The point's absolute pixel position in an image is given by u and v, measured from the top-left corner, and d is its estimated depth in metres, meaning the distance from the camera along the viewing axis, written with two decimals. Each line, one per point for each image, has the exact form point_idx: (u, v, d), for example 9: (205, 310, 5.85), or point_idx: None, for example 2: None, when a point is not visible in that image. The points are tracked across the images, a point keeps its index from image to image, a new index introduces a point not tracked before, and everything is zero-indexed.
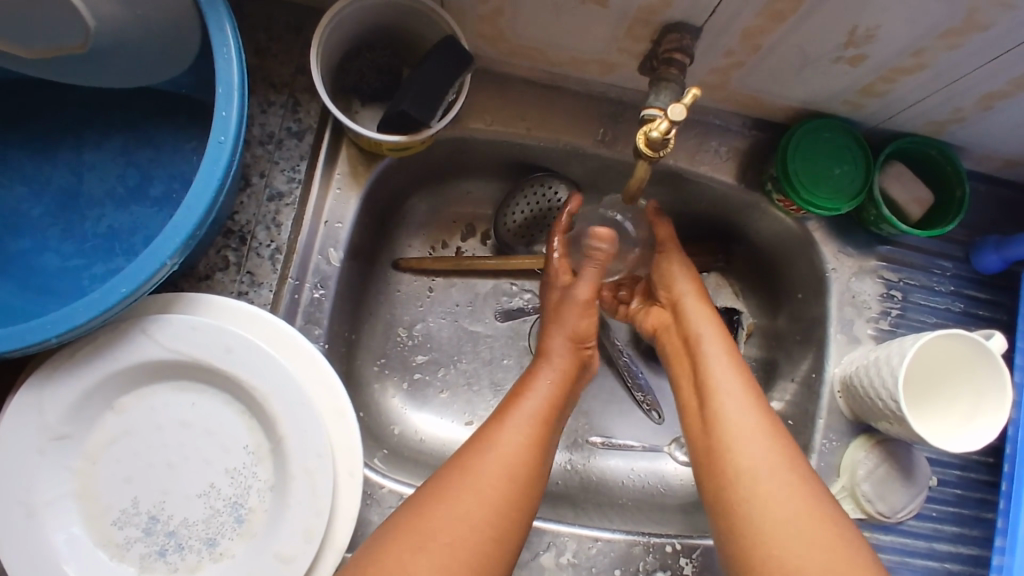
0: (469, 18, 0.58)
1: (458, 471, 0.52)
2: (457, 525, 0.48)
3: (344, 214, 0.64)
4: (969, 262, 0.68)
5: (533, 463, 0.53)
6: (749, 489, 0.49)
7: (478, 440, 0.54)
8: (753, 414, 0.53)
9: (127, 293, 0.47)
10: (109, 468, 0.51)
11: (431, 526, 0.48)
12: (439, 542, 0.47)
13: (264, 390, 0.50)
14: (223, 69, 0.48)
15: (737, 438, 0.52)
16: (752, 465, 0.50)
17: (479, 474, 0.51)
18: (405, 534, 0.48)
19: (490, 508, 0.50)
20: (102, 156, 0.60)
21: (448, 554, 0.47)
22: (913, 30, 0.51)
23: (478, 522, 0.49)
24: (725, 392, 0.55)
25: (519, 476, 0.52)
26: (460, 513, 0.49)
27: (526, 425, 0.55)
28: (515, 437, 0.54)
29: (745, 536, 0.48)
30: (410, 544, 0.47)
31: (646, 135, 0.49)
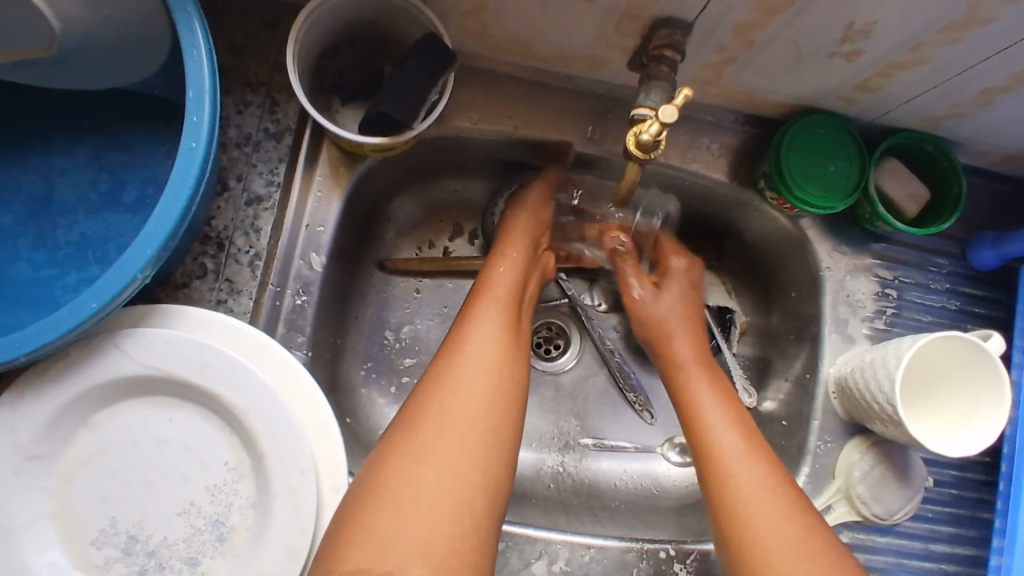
0: (452, 13, 0.56)
1: (424, 398, 0.50)
2: (446, 448, 0.47)
3: (326, 217, 0.62)
4: (965, 259, 0.67)
5: (504, 379, 0.52)
6: (752, 520, 0.50)
7: (441, 365, 0.52)
8: (749, 452, 0.53)
9: (98, 308, 0.45)
10: (85, 487, 0.49)
11: (420, 447, 0.47)
12: (429, 467, 0.46)
13: (242, 406, 0.48)
14: (194, 72, 0.46)
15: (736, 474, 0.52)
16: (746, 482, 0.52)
17: (451, 390, 0.50)
18: (394, 462, 0.47)
19: (467, 435, 0.48)
20: (74, 160, 0.58)
21: (445, 472, 0.46)
22: (911, 25, 0.49)
23: (464, 441, 0.48)
24: (717, 430, 0.55)
25: (496, 384, 0.51)
26: (442, 437, 0.47)
27: (483, 354, 0.52)
28: (478, 365, 0.51)
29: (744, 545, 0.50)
30: (402, 473, 0.46)
31: (637, 137, 0.48)
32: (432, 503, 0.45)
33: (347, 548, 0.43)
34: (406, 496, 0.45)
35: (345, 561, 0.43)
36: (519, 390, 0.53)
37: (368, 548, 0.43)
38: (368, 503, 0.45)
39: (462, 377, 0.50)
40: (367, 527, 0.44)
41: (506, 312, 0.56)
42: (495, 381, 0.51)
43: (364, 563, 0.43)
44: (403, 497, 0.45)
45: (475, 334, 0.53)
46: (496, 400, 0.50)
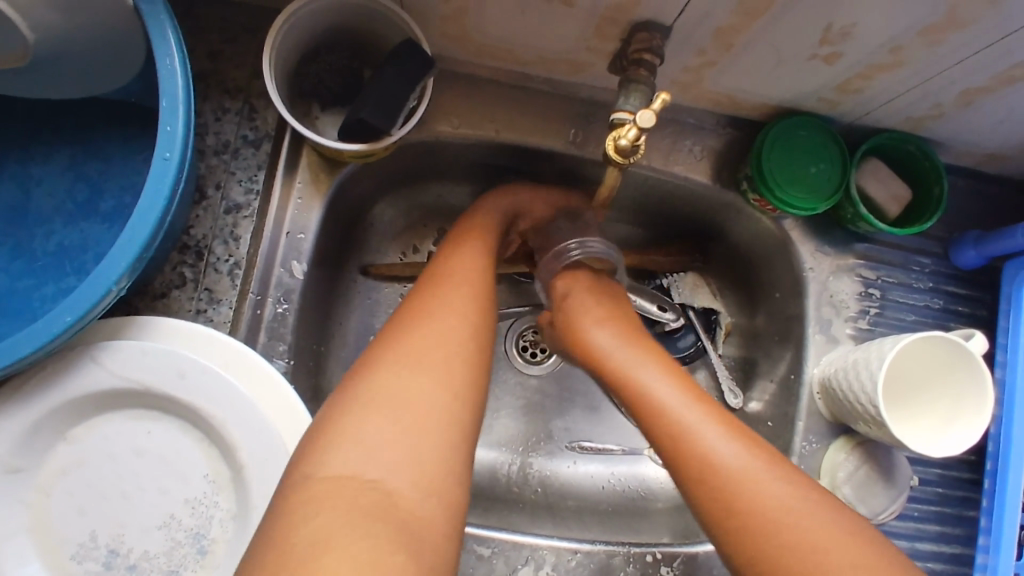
0: (432, 18, 0.56)
1: (409, 319, 0.51)
2: (429, 360, 0.47)
3: (307, 224, 0.60)
4: (948, 258, 0.67)
5: (485, 315, 0.53)
6: (738, 486, 0.46)
7: (424, 295, 0.53)
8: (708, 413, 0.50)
9: (73, 321, 0.44)
10: (63, 501, 0.49)
11: (410, 355, 0.47)
12: (417, 373, 0.46)
13: (221, 417, 0.48)
14: (167, 81, 0.46)
15: (718, 455, 0.48)
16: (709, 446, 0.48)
17: (439, 312, 0.51)
18: (381, 369, 0.47)
19: (455, 352, 0.49)
20: (50, 169, 0.57)
21: (431, 381, 0.46)
22: (889, 27, 0.49)
23: (445, 357, 0.48)
24: (678, 411, 0.50)
25: (479, 319, 0.52)
26: (427, 350, 0.48)
27: (471, 288, 0.54)
28: (465, 298, 0.53)
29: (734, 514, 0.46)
30: (389, 378, 0.46)
31: (615, 142, 0.48)
32: (420, 407, 0.45)
33: (328, 453, 0.42)
34: (394, 401, 0.45)
35: (326, 466, 0.42)
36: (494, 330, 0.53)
37: (351, 450, 0.42)
38: (353, 407, 0.45)
39: (446, 304, 0.52)
40: (349, 431, 0.43)
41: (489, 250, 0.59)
42: (472, 312, 0.52)
43: (348, 467, 0.42)
44: (389, 401, 0.44)
45: (455, 272, 0.55)
46: (475, 328, 0.51)
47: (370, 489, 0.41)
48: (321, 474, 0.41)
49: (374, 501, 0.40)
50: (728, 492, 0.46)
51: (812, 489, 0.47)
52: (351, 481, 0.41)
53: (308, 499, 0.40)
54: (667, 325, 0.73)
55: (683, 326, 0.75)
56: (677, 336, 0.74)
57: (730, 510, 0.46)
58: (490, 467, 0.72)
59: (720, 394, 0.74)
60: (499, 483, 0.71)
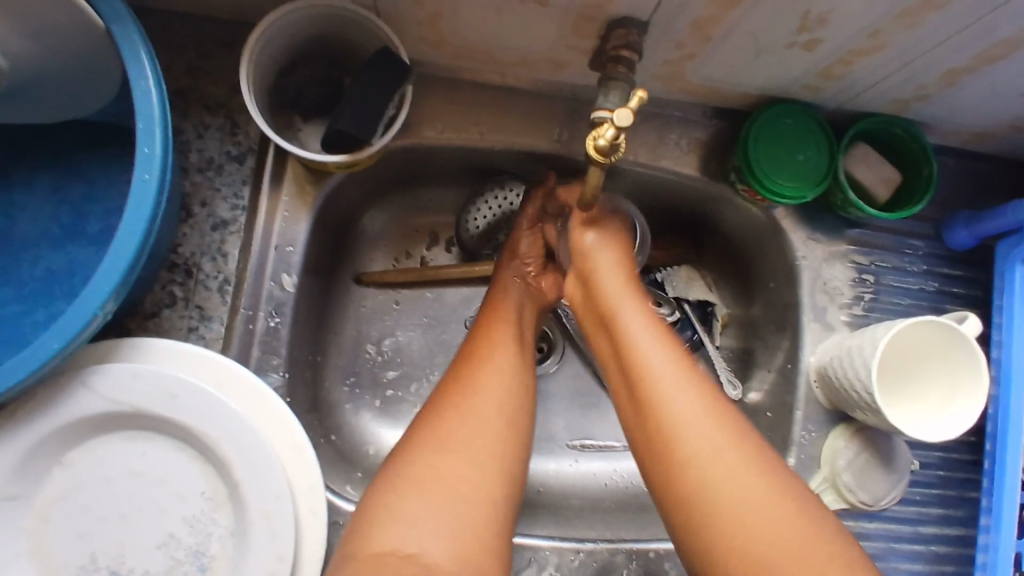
0: (408, 24, 0.56)
1: (447, 397, 0.52)
2: (468, 439, 0.48)
3: (295, 237, 0.60)
4: (941, 239, 0.66)
5: (519, 395, 0.53)
6: (693, 462, 0.45)
7: (460, 370, 0.54)
8: (681, 380, 0.49)
9: (60, 347, 0.44)
10: (62, 525, 0.49)
11: (442, 437, 0.48)
12: (455, 456, 0.47)
13: (213, 436, 0.48)
14: (143, 103, 0.46)
15: (693, 441, 0.46)
16: (676, 418, 0.47)
17: (470, 395, 0.51)
18: (417, 452, 0.48)
19: (482, 428, 0.49)
20: (36, 194, 0.57)
21: (466, 461, 0.47)
22: (865, 12, 0.49)
23: (486, 438, 0.49)
24: (660, 381, 0.49)
25: (515, 403, 0.52)
26: (470, 431, 0.49)
27: (506, 358, 0.55)
28: (493, 371, 0.54)
29: (681, 491, 0.46)
30: (427, 461, 0.47)
31: (594, 143, 0.48)
32: (453, 487, 0.46)
33: (373, 531, 0.44)
34: (430, 481, 0.46)
35: (369, 544, 0.43)
36: (529, 411, 0.53)
37: (393, 530, 0.44)
38: (393, 489, 0.46)
39: (483, 377, 0.53)
40: (392, 512, 0.44)
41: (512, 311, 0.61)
42: (512, 386, 0.53)
43: (389, 543, 0.43)
44: (425, 482, 0.46)
45: (495, 348, 0.56)
46: (519, 402, 0.52)
47: (410, 562, 0.42)
48: (369, 551, 0.43)
49: (415, 573, 0.41)
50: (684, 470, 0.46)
51: (776, 472, 0.45)
52: (391, 556, 0.42)
53: (354, 572, 0.42)
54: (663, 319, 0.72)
55: (681, 319, 0.73)
56: (676, 330, 0.73)
57: (679, 477, 0.46)
58: None
59: None
60: None
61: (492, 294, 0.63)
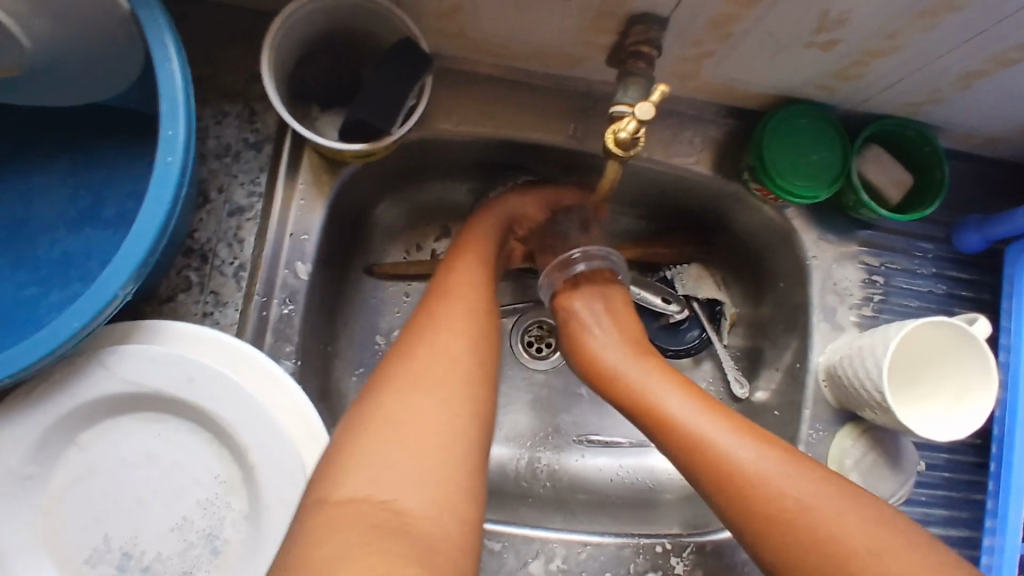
0: (428, 16, 0.56)
1: (413, 340, 0.52)
2: (432, 386, 0.48)
3: (310, 225, 0.60)
4: (951, 243, 0.67)
5: (485, 342, 0.53)
6: (776, 496, 0.46)
7: (427, 315, 0.54)
8: (711, 414, 0.50)
9: (80, 327, 0.45)
10: (77, 506, 0.49)
11: (408, 381, 0.48)
12: (422, 398, 0.47)
13: (229, 419, 0.49)
14: (167, 86, 0.46)
15: (734, 454, 0.48)
16: (742, 466, 0.47)
17: (432, 342, 0.51)
18: (386, 394, 0.48)
19: (455, 372, 0.50)
20: (53, 177, 0.58)
21: (437, 404, 0.47)
22: (884, 13, 0.49)
23: (454, 378, 0.49)
24: (702, 425, 0.50)
25: (481, 346, 0.53)
26: (433, 376, 0.49)
27: (472, 303, 0.56)
28: (457, 314, 0.54)
29: (786, 538, 0.44)
30: (394, 403, 0.47)
31: (614, 136, 0.48)
32: (424, 430, 0.46)
33: (344, 476, 0.43)
34: (401, 421, 0.46)
35: (341, 488, 0.43)
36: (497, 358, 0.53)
37: (361, 477, 0.43)
38: (360, 433, 0.46)
39: (449, 323, 0.53)
40: (358, 458, 0.44)
41: (487, 267, 0.61)
42: (473, 330, 0.53)
43: (362, 490, 0.43)
44: (392, 426, 0.46)
45: (458, 294, 0.56)
46: (478, 339, 0.53)
47: (385, 510, 0.42)
48: (339, 497, 0.42)
49: (390, 521, 0.41)
50: (773, 509, 0.45)
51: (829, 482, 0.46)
52: (364, 505, 0.42)
53: (326, 520, 0.41)
54: (671, 317, 0.74)
55: (688, 318, 0.75)
56: (681, 329, 0.75)
57: (772, 520, 0.45)
58: (498, 462, 0.72)
59: (727, 384, 0.74)
60: (507, 478, 0.71)
61: (465, 233, 0.64)
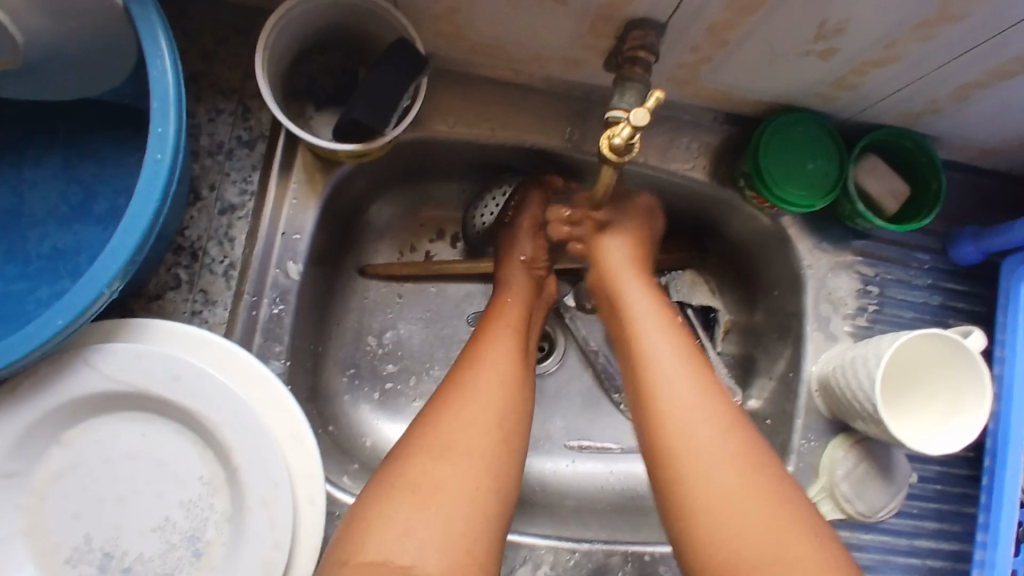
0: (424, 17, 0.56)
1: (450, 395, 0.51)
2: (463, 448, 0.48)
3: (303, 224, 0.60)
4: (946, 254, 0.66)
5: (517, 409, 0.52)
6: (716, 488, 0.44)
7: (461, 369, 0.54)
8: (698, 398, 0.49)
9: (65, 324, 0.44)
10: (58, 504, 0.49)
11: (438, 445, 0.48)
12: (451, 463, 0.47)
13: (214, 420, 0.48)
14: (158, 82, 0.45)
15: (696, 441, 0.46)
16: (699, 458, 0.46)
17: (468, 396, 0.51)
18: (414, 457, 0.47)
19: (484, 433, 0.49)
20: (43, 171, 0.57)
21: (469, 473, 0.47)
22: (883, 23, 0.49)
23: (488, 445, 0.48)
24: (677, 407, 0.48)
25: (512, 406, 0.52)
26: (461, 441, 0.48)
27: (502, 358, 0.55)
28: (490, 371, 0.53)
29: (701, 524, 0.44)
30: (422, 468, 0.46)
31: (608, 141, 0.48)
32: (452, 497, 0.45)
33: (365, 540, 0.44)
34: (429, 489, 0.45)
35: (362, 551, 0.43)
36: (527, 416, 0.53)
37: (385, 538, 0.43)
38: (387, 498, 0.45)
39: (481, 382, 0.52)
40: (383, 521, 0.44)
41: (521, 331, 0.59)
42: (507, 387, 0.52)
43: (382, 552, 0.43)
44: (421, 491, 0.45)
45: (491, 349, 0.55)
46: (513, 404, 0.52)
47: None
48: (359, 559, 0.43)
49: None
50: (700, 500, 0.44)
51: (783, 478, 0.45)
52: (383, 569, 0.42)
53: None
54: None
55: (683, 324, 0.74)
56: None
57: (702, 510, 0.44)
58: None
59: None
60: None
61: (496, 299, 0.63)
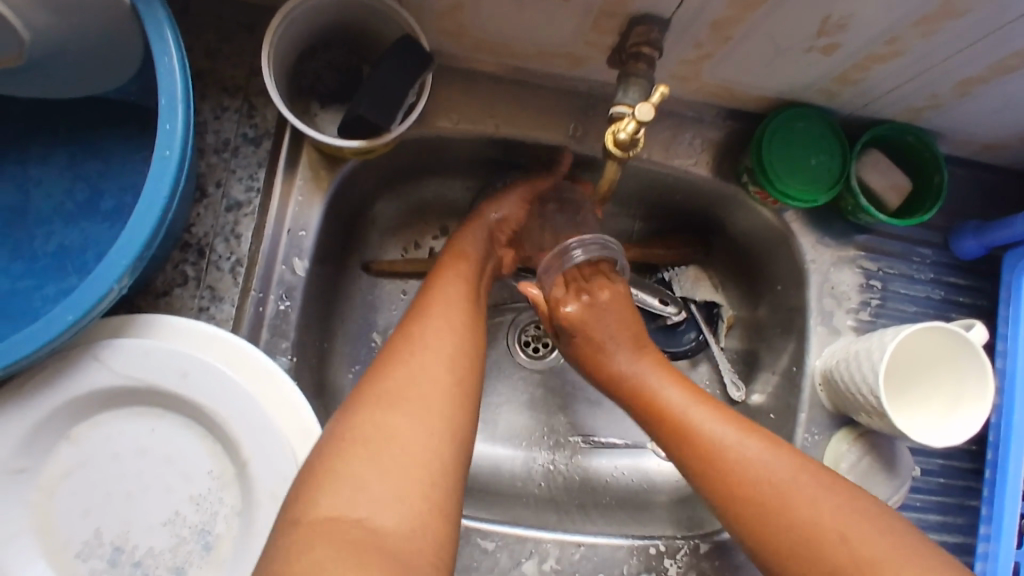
0: (428, 14, 0.56)
1: (395, 356, 0.52)
2: (411, 401, 0.48)
3: (308, 221, 0.60)
4: (948, 249, 0.67)
5: (468, 365, 0.53)
6: (775, 490, 0.48)
7: (410, 328, 0.55)
8: (713, 412, 0.53)
9: (74, 320, 0.44)
10: (68, 500, 0.49)
11: (385, 399, 0.48)
12: (402, 414, 0.47)
13: (222, 413, 0.49)
14: (165, 79, 0.46)
15: (737, 453, 0.50)
16: (746, 463, 0.49)
17: (415, 356, 0.52)
18: (363, 410, 0.48)
19: (432, 388, 0.50)
20: (50, 170, 0.58)
21: (418, 423, 0.47)
22: (886, 18, 0.49)
23: (435, 397, 0.49)
24: (708, 426, 0.52)
25: (461, 361, 0.53)
26: (409, 395, 0.49)
27: (454, 317, 0.56)
28: (441, 331, 0.54)
29: (779, 529, 0.47)
30: (372, 421, 0.47)
31: (614, 136, 0.49)
32: (403, 448, 0.46)
33: (316, 496, 0.43)
34: (380, 440, 0.46)
35: (318, 507, 0.42)
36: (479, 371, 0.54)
37: (340, 493, 0.43)
38: (338, 452, 0.45)
39: (430, 340, 0.53)
40: (336, 475, 0.44)
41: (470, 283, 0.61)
42: (456, 344, 0.54)
43: (339, 507, 0.42)
44: (373, 443, 0.45)
45: (438, 307, 0.57)
46: (465, 356, 0.53)
47: (360, 528, 0.41)
48: (315, 517, 0.42)
49: (364, 537, 0.41)
50: (770, 505, 0.47)
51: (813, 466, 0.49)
52: (341, 522, 0.42)
53: (303, 538, 0.41)
54: (668, 319, 0.73)
55: (686, 320, 0.75)
56: (679, 330, 0.74)
57: (780, 518, 0.47)
58: (492, 460, 0.72)
59: (723, 387, 0.75)
60: (502, 479, 0.71)
61: (452, 250, 0.64)
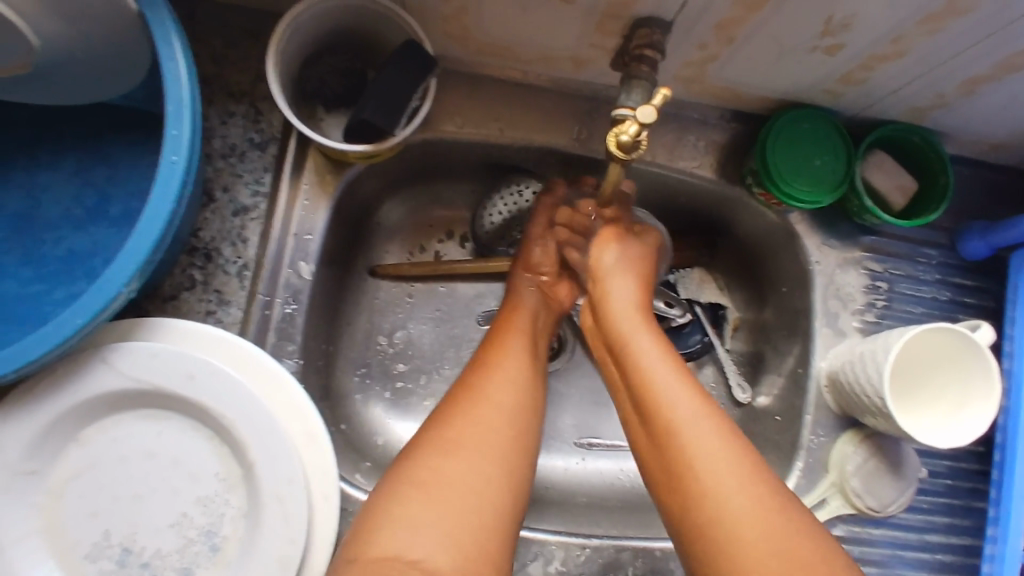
0: (432, 18, 0.56)
1: (456, 403, 0.52)
2: (472, 446, 0.48)
3: (314, 225, 0.61)
4: (955, 249, 0.66)
5: (529, 419, 0.53)
6: (738, 517, 0.43)
7: (473, 376, 0.55)
8: (700, 412, 0.49)
9: (83, 324, 0.45)
10: (76, 502, 0.50)
11: (449, 445, 0.48)
12: (462, 463, 0.47)
13: (227, 416, 0.49)
14: (172, 85, 0.46)
15: (713, 470, 0.45)
16: (717, 484, 0.45)
17: (476, 406, 0.51)
18: (423, 455, 0.48)
19: (493, 440, 0.49)
20: (60, 176, 0.58)
21: (476, 469, 0.47)
22: (888, 18, 0.49)
23: (497, 446, 0.49)
24: (688, 423, 0.48)
25: (523, 410, 0.53)
26: (472, 439, 0.49)
27: (516, 368, 0.56)
28: (504, 381, 0.54)
29: (733, 560, 0.42)
30: (434, 465, 0.47)
31: (616, 139, 0.48)
32: (460, 495, 0.46)
33: (374, 534, 0.44)
34: (438, 486, 0.46)
35: (372, 548, 0.43)
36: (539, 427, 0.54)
37: (396, 536, 0.43)
38: (396, 494, 0.46)
39: (493, 389, 0.53)
40: (394, 519, 0.44)
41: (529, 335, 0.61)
42: (519, 398, 0.53)
43: (392, 548, 0.43)
44: (430, 487, 0.46)
45: (505, 357, 0.56)
46: (525, 406, 0.53)
47: (415, 570, 0.41)
48: (370, 555, 0.43)
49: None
50: (732, 539, 0.43)
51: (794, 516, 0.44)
52: (394, 563, 0.42)
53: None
54: (673, 321, 0.73)
55: (691, 322, 0.74)
56: (685, 332, 0.74)
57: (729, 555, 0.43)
58: None
59: (728, 389, 0.74)
60: None
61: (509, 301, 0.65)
